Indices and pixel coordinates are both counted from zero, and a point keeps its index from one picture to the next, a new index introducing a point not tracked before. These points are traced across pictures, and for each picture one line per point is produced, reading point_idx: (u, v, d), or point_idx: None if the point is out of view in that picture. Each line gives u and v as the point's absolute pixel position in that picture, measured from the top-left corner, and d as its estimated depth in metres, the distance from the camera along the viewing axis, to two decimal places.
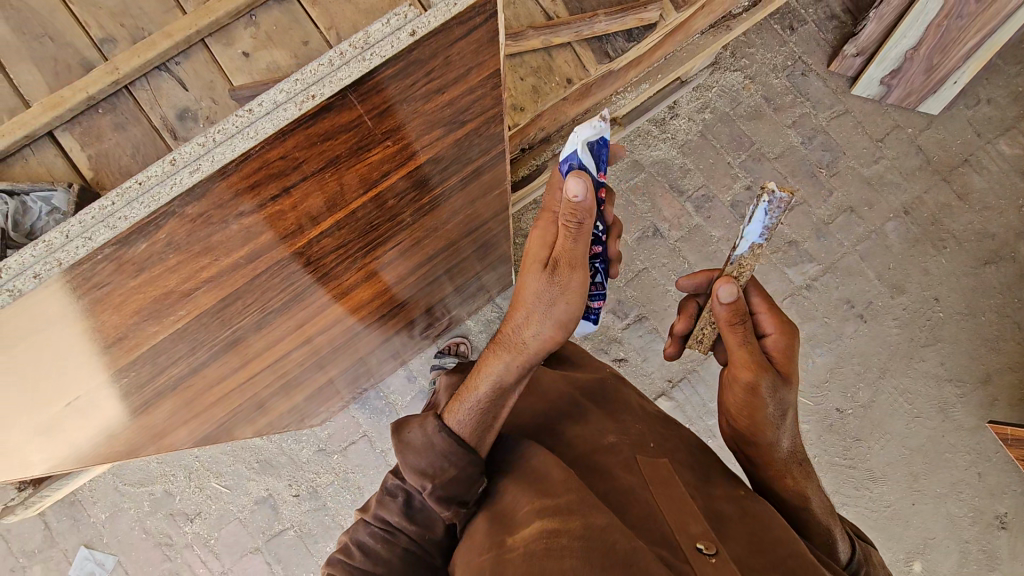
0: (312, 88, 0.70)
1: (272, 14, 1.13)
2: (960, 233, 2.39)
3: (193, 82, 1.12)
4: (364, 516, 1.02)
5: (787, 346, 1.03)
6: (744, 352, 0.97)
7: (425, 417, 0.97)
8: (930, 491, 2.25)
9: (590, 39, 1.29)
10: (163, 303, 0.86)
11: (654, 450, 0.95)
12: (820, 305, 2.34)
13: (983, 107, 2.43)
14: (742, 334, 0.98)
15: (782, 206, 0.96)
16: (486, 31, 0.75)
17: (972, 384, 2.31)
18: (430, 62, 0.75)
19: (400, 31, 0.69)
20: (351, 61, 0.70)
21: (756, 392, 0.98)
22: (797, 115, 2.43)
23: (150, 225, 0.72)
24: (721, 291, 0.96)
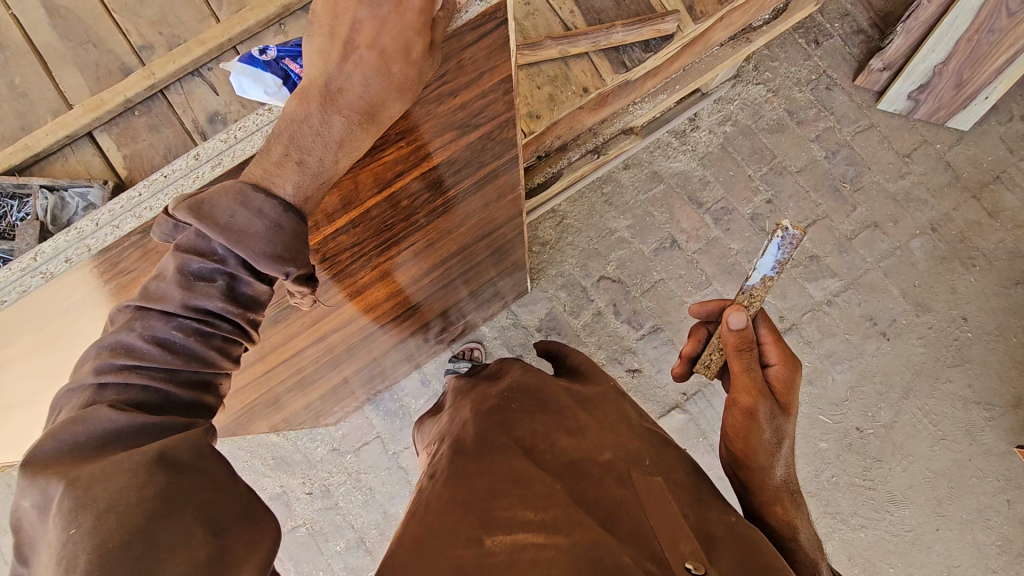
0: None
1: (300, 23, 1.18)
2: (990, 251, 2.33)
3: (223, 87, 1.16)
4: (161, 305, 0.76)
5: (790, 377, 1.04)
6: (747, 379, 1.01)
7: (247, 194, 0.74)
8: (955, 517, 2.17)
9: (607, 49, 1.31)
10: None
11: (650, 468, 0.95)
12: (841, 321, 2.29)
13: (1017, 123, 2.38)
14: (748, 361, 1.01)
15: (794, 242, 0.95)
16: (498, 35, 0.78)
17: (1002, 408, 2.23)
18: (444, 64, 0.77)
19: None
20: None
21: (753, 416, 1.00)
22: (820, 129, 2.41)
23: None
24: (731, 319, 0.99)
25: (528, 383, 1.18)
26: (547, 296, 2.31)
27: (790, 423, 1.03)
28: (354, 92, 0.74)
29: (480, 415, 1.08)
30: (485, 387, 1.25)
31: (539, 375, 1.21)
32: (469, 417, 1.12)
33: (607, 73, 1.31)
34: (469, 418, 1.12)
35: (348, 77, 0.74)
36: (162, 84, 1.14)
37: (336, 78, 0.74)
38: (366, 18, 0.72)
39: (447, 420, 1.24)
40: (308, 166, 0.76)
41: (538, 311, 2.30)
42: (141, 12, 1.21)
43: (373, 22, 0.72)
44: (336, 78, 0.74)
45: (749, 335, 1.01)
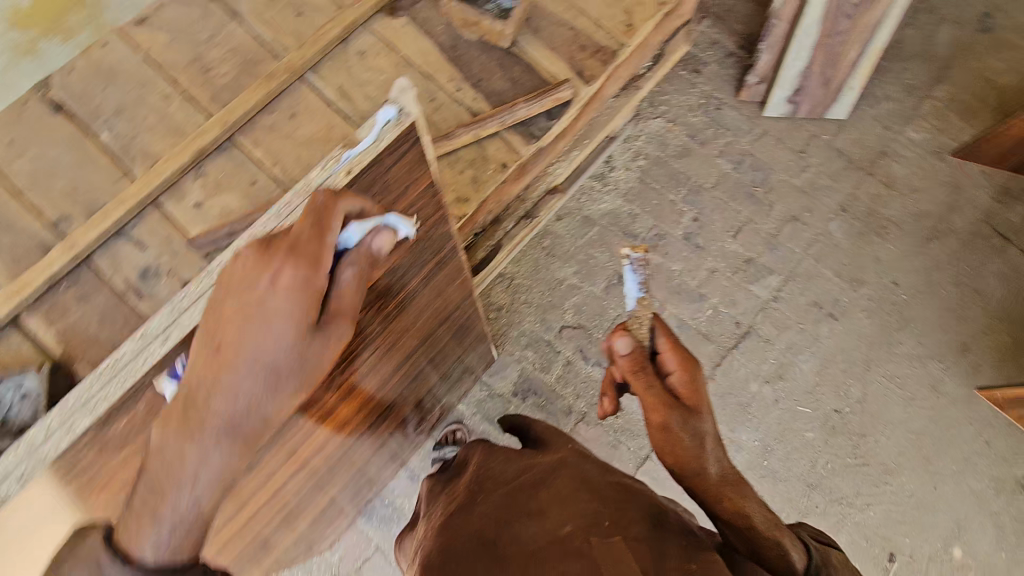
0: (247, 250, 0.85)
1: None
2: (897, 218, 2.54)
3: None
4: None
5: (691, 379, 1.09)
6: (649, 394, 1.07)
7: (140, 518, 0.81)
8: (946, 470, 2.25)
9: (515, 125, 1.40)
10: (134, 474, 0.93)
11: (622, 523, 0.92)
12: (791, 314, 2.41)
13: (883, 104, 2.69)
14: (644, 378, 1.09)
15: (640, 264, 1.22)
16: (413, 153, 0.90)
17: (953, 356, 2.37)
18: (373, 187, 0.87)
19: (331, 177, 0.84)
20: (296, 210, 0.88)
21: (668, 429, 1.05)
22: (722, 146, 2.61)
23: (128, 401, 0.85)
24: (617, 343, 1.11)
25: (497, 472, 1.18)
26: (515, 359, 2.32)
27: (713, 423, 1.08)
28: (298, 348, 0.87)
29: (447, 533, 1.05)
30: (455, 490, 1.23)
31: (515, 460, 1.21)
32: (439, 533, 1.08)
33: (520, 146, 1.39)
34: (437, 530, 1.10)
35: (262, 330, 0.83)
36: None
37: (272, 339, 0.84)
38: (286, 280, 0.82)
39: (422, 536, 1.19)
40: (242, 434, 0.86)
41: (509, 375, 2.30)
42: None
43: (293, 281, 0.83)
44: (273, 344, 0.84)
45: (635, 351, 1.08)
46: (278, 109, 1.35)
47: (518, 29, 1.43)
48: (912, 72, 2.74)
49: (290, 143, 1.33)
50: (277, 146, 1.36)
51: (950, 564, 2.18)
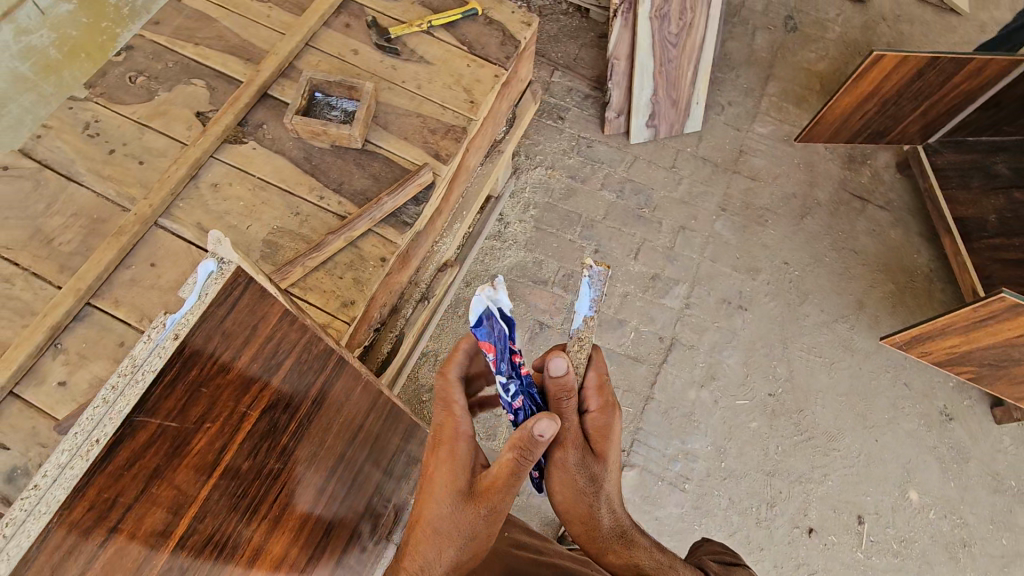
0: (93, 433, 0.76)
1: (77, 334, 1.24)
2: (770, 205, 2.77)
3: (12, 437, 1.16)
4: None
5: (605, 425, 1.05)
6: (564, 426, 1.00)
7: None
8: (881, 421, 2.39)
9: (385, 218, 1.43)
10: None
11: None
12: (705, 315, 2.54)
13: (728, 109, 2.98)
14: (566, 407, 0.99)
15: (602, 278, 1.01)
16: (251, 291, 0.92)
17: (854, 314, 2.56)
18: (222, 324, 0.89)
19: (161, 342, 0.81)
20: (123, 388, 0.78)
21: (565, 467, 1.01)
22: (602, 178, 2.78)
23: None
24: (552, 364, 0.95)
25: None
26: None
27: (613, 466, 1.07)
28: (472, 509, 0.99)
29: None
30: None
31: None
32: None
33: (394, 237, 1.41)
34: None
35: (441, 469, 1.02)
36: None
37: (456, 506, 0.99)
38: (466, 458, 1.02)
39: None
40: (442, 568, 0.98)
41: None
42: None
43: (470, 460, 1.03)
44: (451, 513, 0.99)
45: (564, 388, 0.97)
46: (135, 260, 1.32)
47: (366, 129, 1.49)
48: (745, 77, 3.07)
49: (154, 291, 1.29)
50: (137, 298, 1.28)
51: (912, 509, 2.27)
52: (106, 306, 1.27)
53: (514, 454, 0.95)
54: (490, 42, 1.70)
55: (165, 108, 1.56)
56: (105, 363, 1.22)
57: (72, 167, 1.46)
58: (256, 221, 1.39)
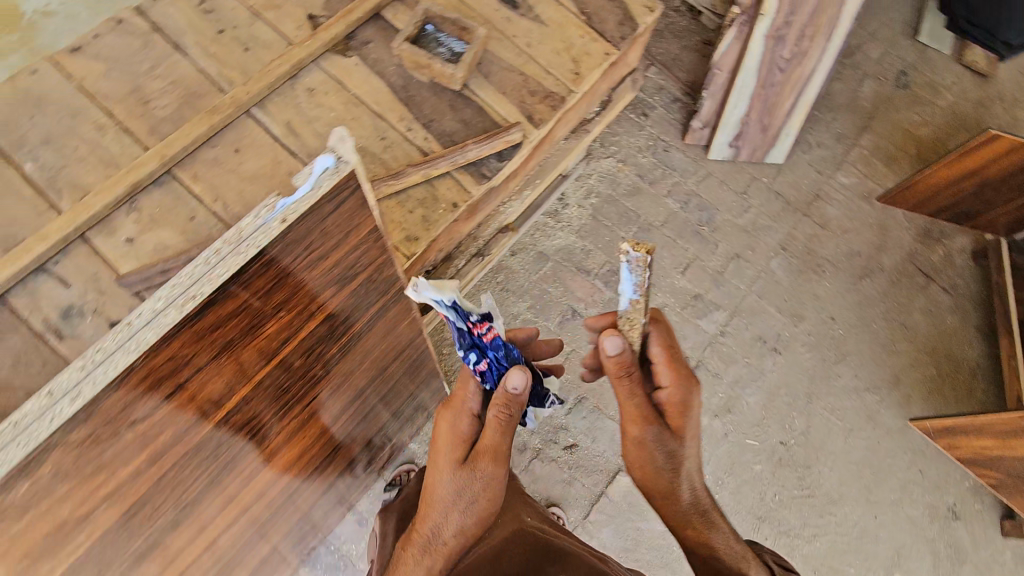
0: (190, 290, 0.72)
1: (153, 198, 1.26)
2: (832, 257, 2.69)
3: (75, 276, 1.19)
4: None
5: (681, 397, 1.17)
6: (632, 403, 1.14)
7: None
8: (885, 500, 2.34)
9: (465, 165, 1.41)
10: (53, 543, 0.81)
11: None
12: (737, 347, 2.49)
13: (816, 150, 2.88)
14: (629, 385, 1.13)
15: (641, 262, 1.05)
16: (356, 199, 0.82)
17: (886, 388, 2.50)
18: (310, 235, 0.80)
19: (269, 220, 0.73)
20: (226, 254, 0.72)
21: (643, 442, 1.15)
22: (670, 186, 2.72)
23: (25, 470, 0.69)
24: (607, 345, 1.10)
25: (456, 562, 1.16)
26: None
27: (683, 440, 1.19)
28: (472, 468, 1.12)
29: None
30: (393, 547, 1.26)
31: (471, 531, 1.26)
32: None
33: (470, 186, 1.40)
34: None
35: (444, 432, 1.19)
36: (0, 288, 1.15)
37: (455, 467, 1.14)
38: (464, 427, 1.17)
39: None
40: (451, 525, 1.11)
41: None
42: None
43: (471, 428, 1.18)
44: (451, 476, 1.13)
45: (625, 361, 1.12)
46: (221, 141, 1.32)
47: (468, 72, 1.46)
48: (841, 121, 2.96)
49: (234, 176, 1.30)
50: (215, 177, 1.29)
51: None
52: (185, 179, 1.29)
53: (495, 411, 1.11)
54: (609, 19, 1.61)
55: (279, 2, 1.55)
56: (174, 233, 1.24)
57: (181, 38, 1.47)
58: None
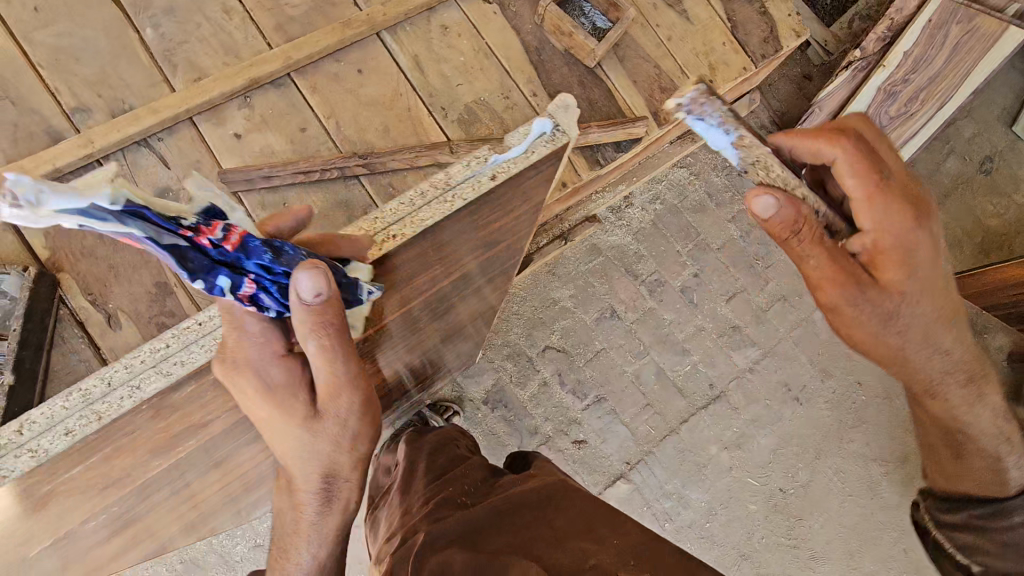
0: (399, 225, 1.01)
1: (269, 98, 1.25)
2: None
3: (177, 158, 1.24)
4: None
5: (886, 237, 1.12)
6: (820, 267, 1.13)
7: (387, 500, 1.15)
8: (864, 568, 2.39)
9: (582, 147, 1.36)
10: (182, 434, 1.04)
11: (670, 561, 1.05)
12: (761, 388, 2.48)
13: None
14: (797, 243, 1.10)
15: (700, 104, 1.04)
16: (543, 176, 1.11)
17: (894, 463, 2.51)
18: (500, 202, 1.08)
19: (481, 173, 1.03)
20: (441, 197, 1.02)
21: (845, 305, 1.16)
22: (736, 211, 2.61)
23: (200, 370, 1.01)
24: (758, 208, 1.05)
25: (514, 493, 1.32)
26: (493, 368, 2.28)
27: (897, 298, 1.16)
28: (330, 410, 0.99)
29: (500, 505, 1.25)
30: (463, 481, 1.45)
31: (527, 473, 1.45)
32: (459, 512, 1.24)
33: (583, 170, 1.36)
34: (431, 530, 1.17)
35: (249, 399, 0.94)
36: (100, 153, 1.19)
37: (306, 418, 0.98)
38: (282, 372, 0.96)
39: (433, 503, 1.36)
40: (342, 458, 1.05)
41: (484, 382, 2.27)
42: (77, 72, 1.28)
43: (295, 369, 0.97)
44: (306, 421, 0.98)
45: (816, 229, 1.10)
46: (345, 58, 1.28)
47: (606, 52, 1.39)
48: None
49: (351, 98, 1.28)
50: (332, 92, 1.27)
51: None
52: (301, 85, 1.26)
53: (316, 343, 0.88)
54: (754, 32, 1.52)
55: None
56: (280, 138, 1.25)
57: None
58: (469, 83, 1.32)
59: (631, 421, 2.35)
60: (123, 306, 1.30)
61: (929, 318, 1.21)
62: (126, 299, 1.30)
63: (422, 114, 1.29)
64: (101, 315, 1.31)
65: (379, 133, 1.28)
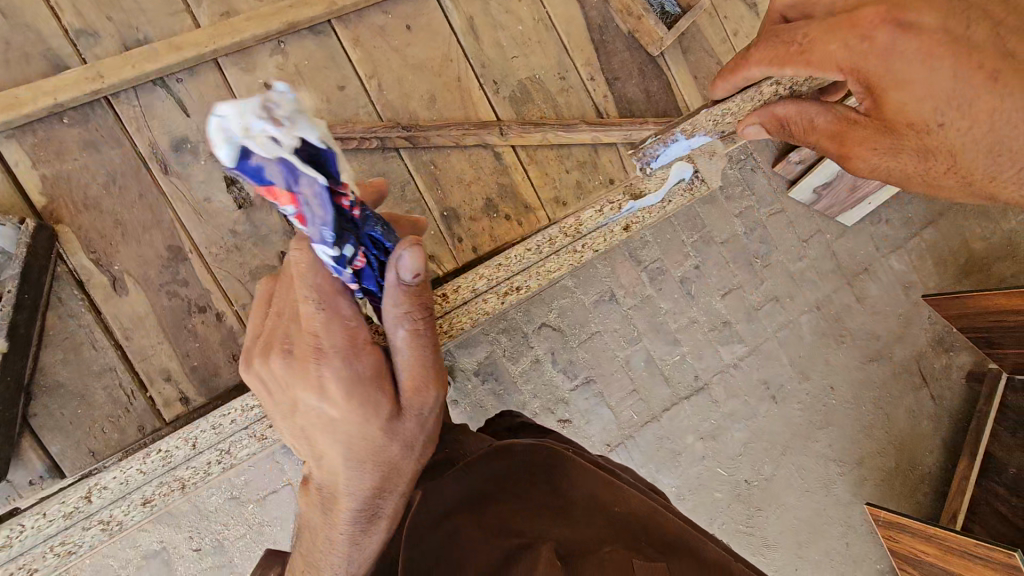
0: (553, 252, 1.55)
1: (305, 50, 1.47)
2: (856, 332, 2.73)
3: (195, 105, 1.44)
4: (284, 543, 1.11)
5: (860, 74, 1.14)
6: (819, 136, 1.25)
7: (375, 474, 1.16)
8: (809, 557, 2.58)
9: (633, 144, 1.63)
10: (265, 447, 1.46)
11: (652, 551, 1.02)
12: (743, 384, 2.55)
13: (882, 226, 2.77)
14: (797, 128, 1.30)
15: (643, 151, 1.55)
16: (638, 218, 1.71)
17: (850, 464, 2.66)
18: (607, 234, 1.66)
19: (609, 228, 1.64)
20: (582, 236, 1.58)
21: (876, 149, 1.17)
22: (743, 207, 2.57)
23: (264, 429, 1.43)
24: (746, 130, 1.40)
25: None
26: (488, 340, 2.24)
27: (914, 39, 1.09)
28: (409, 412, 0.89)
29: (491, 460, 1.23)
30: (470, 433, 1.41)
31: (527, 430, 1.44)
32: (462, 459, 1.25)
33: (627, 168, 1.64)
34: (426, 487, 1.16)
35: (326, 392, 0.85)
36: (110, 88, 1.36)
37: (385, 425, 0.87)
38: (367, 366, 0.86)
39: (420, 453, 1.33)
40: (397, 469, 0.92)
41: (477, 354, 2.23)
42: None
43: (378, 362, 0.87)
44: (380, 421, 0.87)
45: (803, 111, 1.30)
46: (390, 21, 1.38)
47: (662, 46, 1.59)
48: (914, 205, 2.79)
49: (394, 57, 1.51)
50: (375, 53, 1.50)
51: None
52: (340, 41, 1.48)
53: (409, 327, 0.85)
54: None
55: None
56: (313, 92, 1.47)
57: None
58: (523, 56, 1.57)
59: (616, 405, 2.40)
60: (129, 269, 1.42)
61: (1005, 109, 1.03)
62: (133, 260, 1.42)
63: (471, 85, 1.55)
64: (104, 276, 1.41)
65: (424, 100, 1.52)
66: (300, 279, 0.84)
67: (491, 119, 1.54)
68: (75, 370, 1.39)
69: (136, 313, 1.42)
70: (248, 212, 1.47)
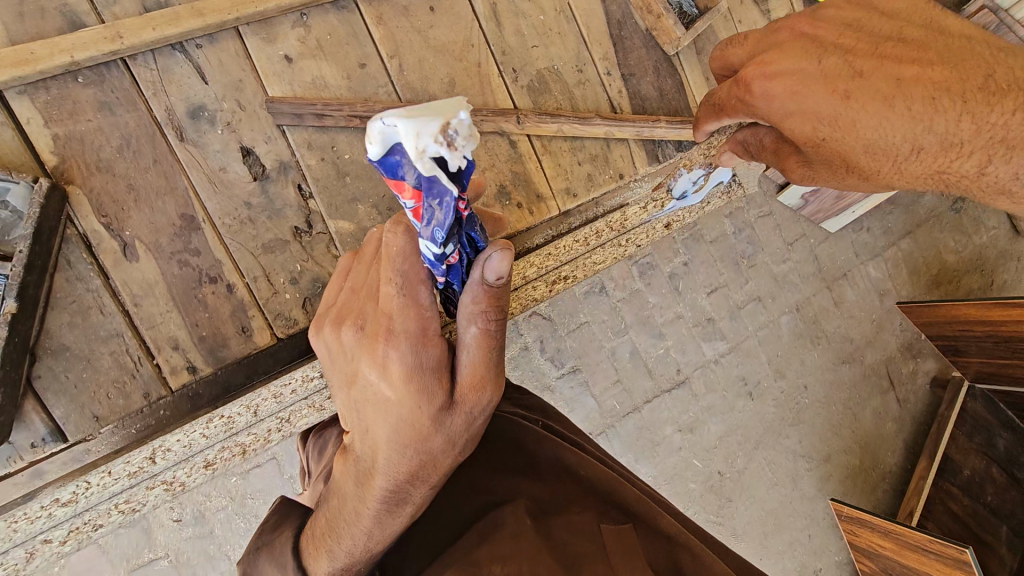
0: (594, 235, 1.63)
1: (326, 24, 1.47)
2: (831, 335, 2.82)
3: (215, 76, 1.42)
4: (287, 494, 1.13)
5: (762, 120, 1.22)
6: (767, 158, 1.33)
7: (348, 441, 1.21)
8: (774, 547, 2.68)
9: (646, 139, 1.67)
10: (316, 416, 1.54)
11: (617, 515, 1.09)
12: (722, 379, 2.63)
13: (863, 234, 2.86)
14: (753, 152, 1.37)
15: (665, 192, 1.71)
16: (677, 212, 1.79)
17: (817, 460, 2.78)
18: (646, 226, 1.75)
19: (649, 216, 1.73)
20: (622, 223, 1.68)
21: (807, 165, 1.24)
22: (733, 207, 2.62)
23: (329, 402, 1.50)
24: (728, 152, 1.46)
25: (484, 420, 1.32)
26: None
27: (778, 83, 1.15)
28: (462, 413, 0.83)
29: None
30: None
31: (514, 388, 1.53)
32: None
33: (639, 163, 1.68)
34: None
35: (386, 373, 0.80)
36: (127, 50, 1.34)
37: (435, 418, 0.81)
38: (433, 359, 0.80)
39: None
40: (436, 466, 0.85)
41: None
42: None
43: (444, 357, 0.81)
44: (433, 414, 0.81)
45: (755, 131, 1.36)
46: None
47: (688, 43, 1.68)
48: (895, 216, 2.89)
49: (417, 37, 1.53)
50: (398, 33, 1.51)
51: None
52: (362, 17, 1.49)
53: (479, 327, 0.80)
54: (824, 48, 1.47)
55: None
56: (334, 68, 1.48)
57: None
58: (543, 46, 1.61)
59: (600, 394, 2.45)
60: (140, 236, 1.39)
61: (867, 122, 1.09)
62: (145, 227, 1.39)
63: (490, 71, 1.57)
64: (115, 242, 1.38)
65: (444, 84, 1.55)
66: (387, 261, 0.79)
67: (508, 107, 1.57)
68: (80, 336, 1.36)
69: (146, 281, 1.40)
70: (264, 183, 1.46)
